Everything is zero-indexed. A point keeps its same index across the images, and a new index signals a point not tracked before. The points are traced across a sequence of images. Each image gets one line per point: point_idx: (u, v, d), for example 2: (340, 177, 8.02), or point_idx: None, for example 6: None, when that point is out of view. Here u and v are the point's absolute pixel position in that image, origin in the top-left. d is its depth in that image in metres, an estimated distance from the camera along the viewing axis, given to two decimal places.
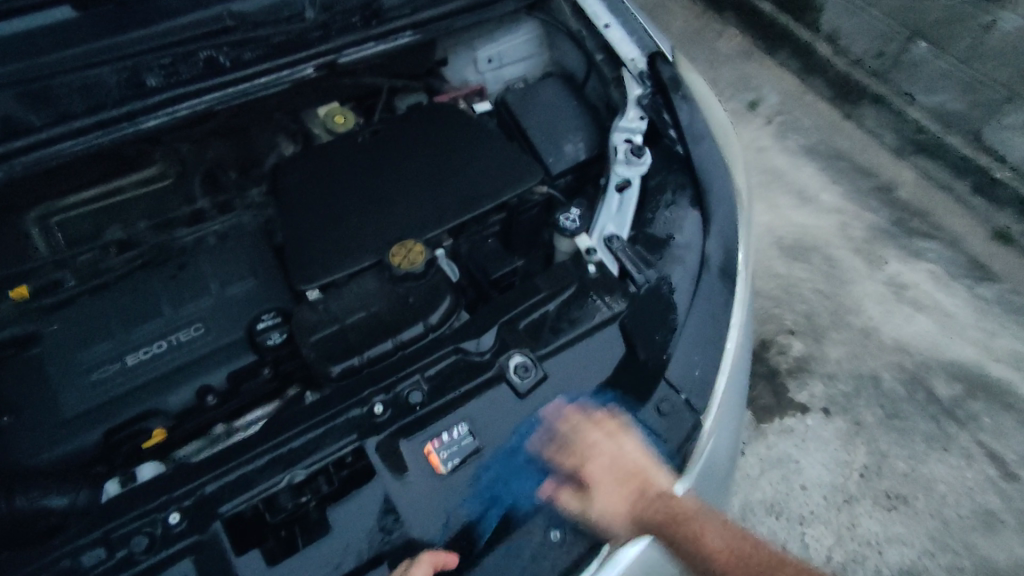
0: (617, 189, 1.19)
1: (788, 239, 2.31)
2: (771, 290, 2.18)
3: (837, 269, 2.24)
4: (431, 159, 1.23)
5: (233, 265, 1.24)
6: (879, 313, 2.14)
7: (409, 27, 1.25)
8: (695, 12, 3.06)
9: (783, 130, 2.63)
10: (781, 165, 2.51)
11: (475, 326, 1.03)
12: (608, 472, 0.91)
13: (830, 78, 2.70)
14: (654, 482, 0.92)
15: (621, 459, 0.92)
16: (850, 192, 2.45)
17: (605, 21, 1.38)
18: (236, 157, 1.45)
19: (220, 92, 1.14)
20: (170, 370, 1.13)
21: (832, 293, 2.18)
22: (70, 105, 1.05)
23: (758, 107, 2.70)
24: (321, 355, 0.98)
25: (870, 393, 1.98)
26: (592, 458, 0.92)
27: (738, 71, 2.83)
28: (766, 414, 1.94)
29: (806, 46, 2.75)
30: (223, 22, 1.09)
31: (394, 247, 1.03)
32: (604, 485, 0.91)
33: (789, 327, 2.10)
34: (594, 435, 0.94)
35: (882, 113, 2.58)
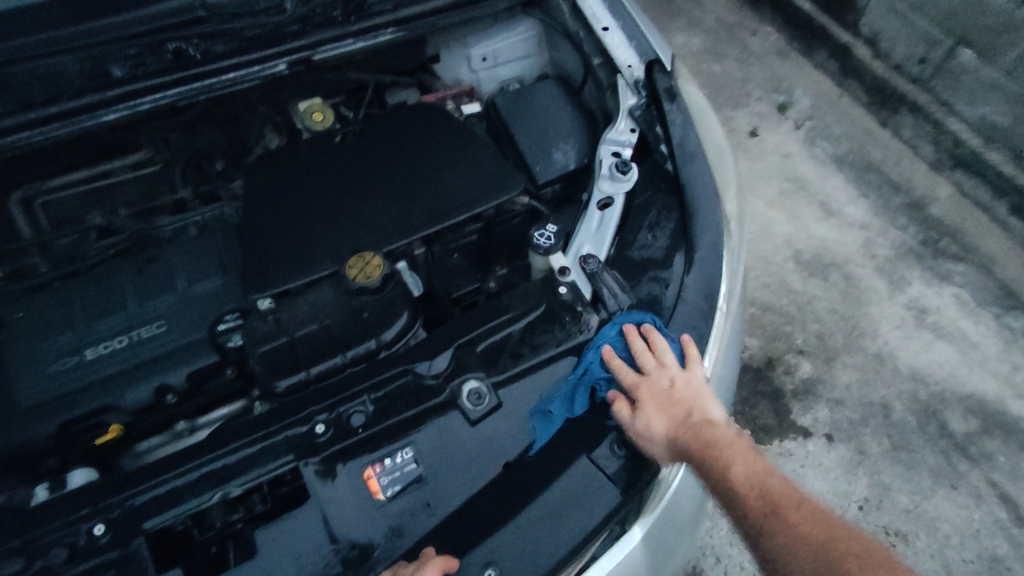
0: (599, 206, 1.13)
1: (806, 253, 2.19)
2: (782, 306, 2.08)
3: (855, 289, 2.13)
4: (407, 166, 1.19)
5: (205, 260, 1.22)
6: (895, 338, 2.03)
7: (391, 24, 1.20)
8: (731, 7, 2.92)
9: (811, 137, 2.49)
10: (806, 175, 2.39)
11: (431, 346, 0.98)
12: (663, 391, 0.91)
13: (867, 83, 2.55)
14: (705, 412, 0.92)
15: (677, 384, 0.92)
16: (878, 207, 2.31)
17: (604, 24, 1.30)
18: (223, 145, 1.41)
19: (183, 86, 1.11)
20: (129, 367, 1.10)
21: (847, 313, 2.08)
22: (31, 93, 1.03)
23: (787, 110, 2.56)
24: (267, 369, 0.96)
25: (878, 422, 1.88)
26: (651, 377, 0.92)
27: (770, 71, 2.69)
28: (765, 435, 1.85)
29: (844, 48, 2.60)
30: (193, 13, 1.04)
31: (351, 259, 0.98)
32: (655, 401, 0.90)
33: (798, 347, 2.00)
34: (652, 357, 0.94)
35: (920, 123, 2.42)
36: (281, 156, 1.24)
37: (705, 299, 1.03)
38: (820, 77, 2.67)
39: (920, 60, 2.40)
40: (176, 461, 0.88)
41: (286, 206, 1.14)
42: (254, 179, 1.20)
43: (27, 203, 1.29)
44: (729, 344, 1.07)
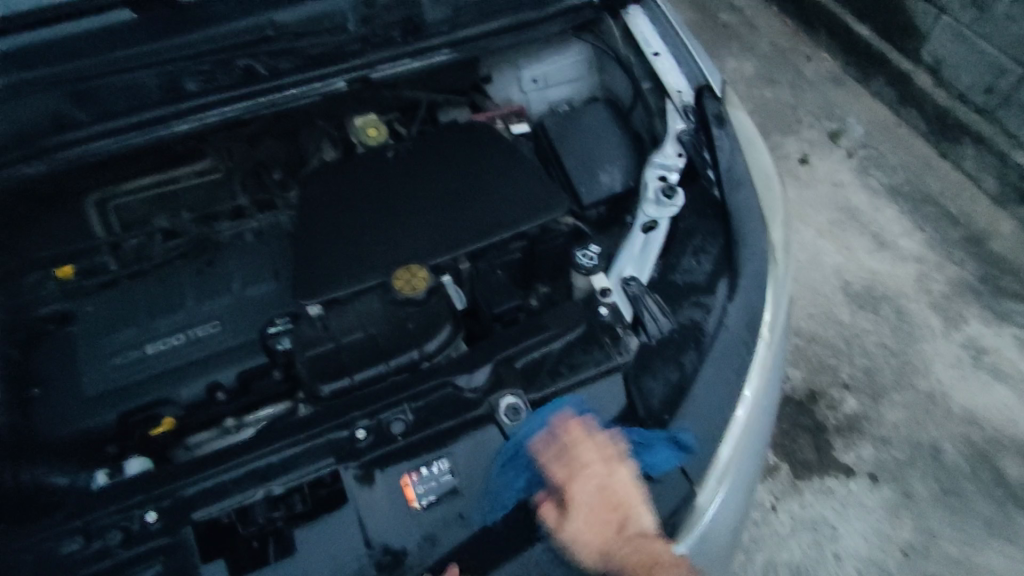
0: (643, 229, 1.13)
1: (855, 284, 2.13)
2: (828, 338, 2.02)
3: (906, 323, 2.06)
4: (454, 183, 1.23)
5: (260, 267, 1.27)
6: (949, 377, 1.96)
7: (446, 46, 1.24)
8: (786, 33, 2.90)
9: (865, 166, 2.44)
10: (858, 204, 2.33)
11: (472, 359, 0.99)
12: (591, 500, 0.82)
13: (926, 113, 2.49)
14: (638, 519, 0.83)
15: (604, 488, 0.83)
16: (934, 241, 2.24)
17: (654, 49, 1.32)
18: (281, 155, 1.48)
19: (249, 102, 1.16)
20: (183, 364, 1.17)
21: (897, 349, 2.00)
22: (112, 103, 1.12)
23: (840, 138, 2.51)
24: (313, 373, 0.98)
25: (927, 464, 1.81)
26: (586, 480, 0.83)
27: (824, 98, 2.65)
28: (805, 470, 1.79)
29: (903, 77, 2.54)
30: (263, 32, 1.14)
31: (399, 269, 1.02)
32: (581, 514, 0.82)
33: (843, 381, 1.94)
34: (587, 454, 0.85)
35: (983, 155, 2.35)
36: (335, 169, 1.29)
37: (746, 326, 1.03)
38: (876, 105, 2.63)
39: (985, 90, 2.32)
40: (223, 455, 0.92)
41: (339, 217, 1.18)
42: (309, 192, 1.25)
43: (103, 204, 1.38)
44: (770, 374, 1.06)
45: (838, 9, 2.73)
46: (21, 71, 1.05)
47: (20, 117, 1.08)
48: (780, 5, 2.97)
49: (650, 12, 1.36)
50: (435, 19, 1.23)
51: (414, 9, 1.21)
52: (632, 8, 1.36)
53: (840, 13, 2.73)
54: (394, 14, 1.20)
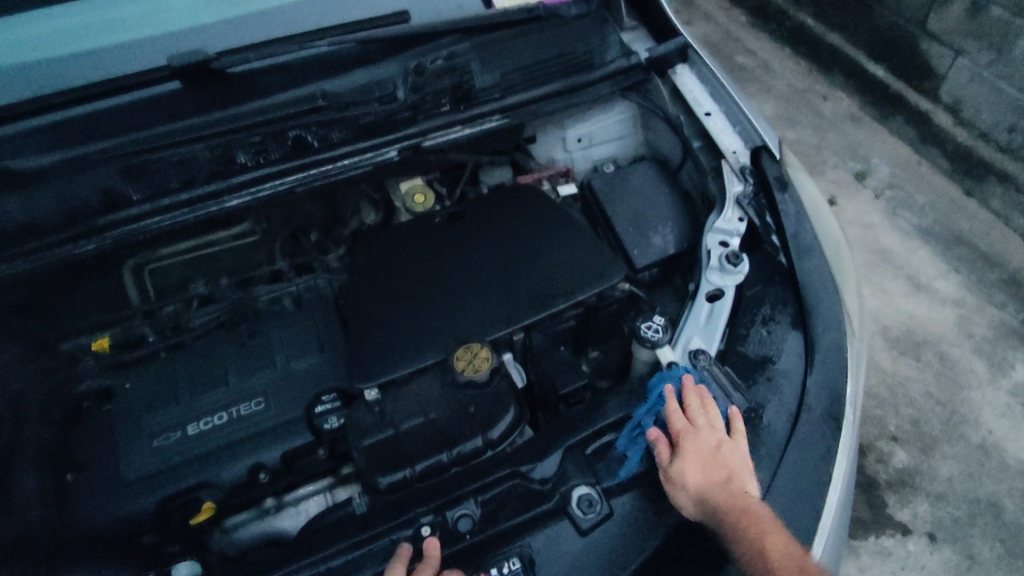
0: (707, 298, 1.08)
1: (895, 330, 2.07)
2: (873, 388, 1.95)
3: (953, 370, 1.98)
4: (505, 250, 1.19)
5: (303, 338, 1.22)
6: (1001, 428, 1.87)
7: (497, 112, 1.22)
8: (801, 71, 2.90)
9: (893, 207, 2.39)
10: (890, 246, 2.28)
11: (537, 447, 0.93)
12: (707, 449, 0.86)
13: (949, 151, 2.47)
14: (745, 483, 0.85)
15: (725, 444, 0.88)
16: (972, 283, 2.18)
17: (706, 108, 1.30)
18: (318, 216, 1.44)
19: (303, 174, 1.13)
20: (227, 444, 1.11)
21: (944, 399, 1.93)
22: (166, 179, 1.10)
23: (866, 179, 2.48)
24: (370, 464, 0.92)
25: (988, 523, 1.71)
26: (701, 431, 0.88)
27: (845, 137, 2.62)
28: (859, 529, 1.70)
29: (923, 116, 2.53)
30: (314, 102, 1.12)
31: (460, 349, 0.96)
32: (693, 457, 0.86)
33: (892, 434, 1.86)
34: (704, 414, 0.90)
35: (1009, 193, 2.33)
36: (379, 235, 1.25)
37: (829, 401, 0.96)
38: (897, 143, 2.60)
39: (1009, 128, 2.32)
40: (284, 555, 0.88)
41: (387, 291, 1.13)
42: (356, 261, 1.21)
43: (139, 269, 1.33)
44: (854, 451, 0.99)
45: (853, 50, 2.75)
46: (69, 146, 1.07)
47: (75, 193, 1.08)
48: (792, 46, 2.98)
49: (699, 71, 1.35)
50: (485, 85, 1.22)
51: (465, 76, 1.20)
52: (679, 67, 1.36)
53: (854, 53, 2.75)
54: (445, 80, 1.19)
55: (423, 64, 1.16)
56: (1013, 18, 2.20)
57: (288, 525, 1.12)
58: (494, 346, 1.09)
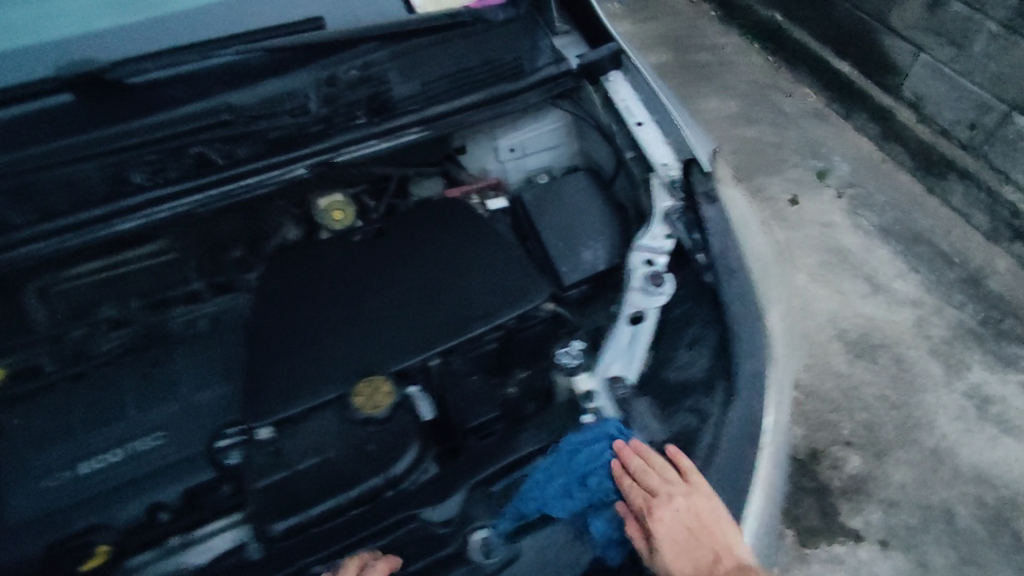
0: (630, 321, 1.03)
1: (851, 332, 2.05)
2: (827, 393, 1.93)
3: (908, 373, 1.97)
4: (424, 270, 1.13)
5: (207, 365, 1.20)
6: (955, 431, 1.86)
7: (416, 123, 1.14)
8: (765, 68, 2.89)
9: (853, 206, 2.37)
10: (852, 246, 2.26)
11: (439, 485, 0.89)
12: (679, 534, 0.81)
13: (912, 148, 2.44)
14: (731, 548, 0.81)
15: (695, 512, 0.83)
16: (930, 283, 2.17)
17: (638, 118, 1.23)
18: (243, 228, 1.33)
19: (202, 195, 1.05)
20: (123, 482, 1.05)
21: (899, 402, 1.91)
22: (56, 202, 1.02)
23: (827, 177, 2.46)
24: (263, 509, 0.86)
25: (939, 530, 1.70)
26: (665, 504, 0.82)
27: (807, 135, 2.61)
28: (812, 537, 1.68)
29: (884, 112, 2.51)
30: (214, 117, 1.04)
31: (360, 383, 0.92)
32: (673, 552, 0.80)
33: (846, 439, 1.84)
34: (657, 477, 0.84)
35: (971, 191, 2.31)
36: (294, 255, 1.17)
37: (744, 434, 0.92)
38: (861, 141, 2.58)
39: (969, 125, 2.31)
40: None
41: (294, 318, 1.06)
42: (264, 284, 1.13)
43: (42, 290, 1.22)
44: (777, 480, 0.95)
45: (817, 44, 2.75)
46: None
47: None
48: (759, 41, 2.98)
49: (634, 79, 1.27)
50: (405, 94, 1.15)
51: (382, 86, 1.13)
52: (612, 73, 1.28)
53: (818, 48, 2.74)
54: (360, 91, 1.12)
55: (335, 74, 1.10)
56: (972, 13, 2.19)
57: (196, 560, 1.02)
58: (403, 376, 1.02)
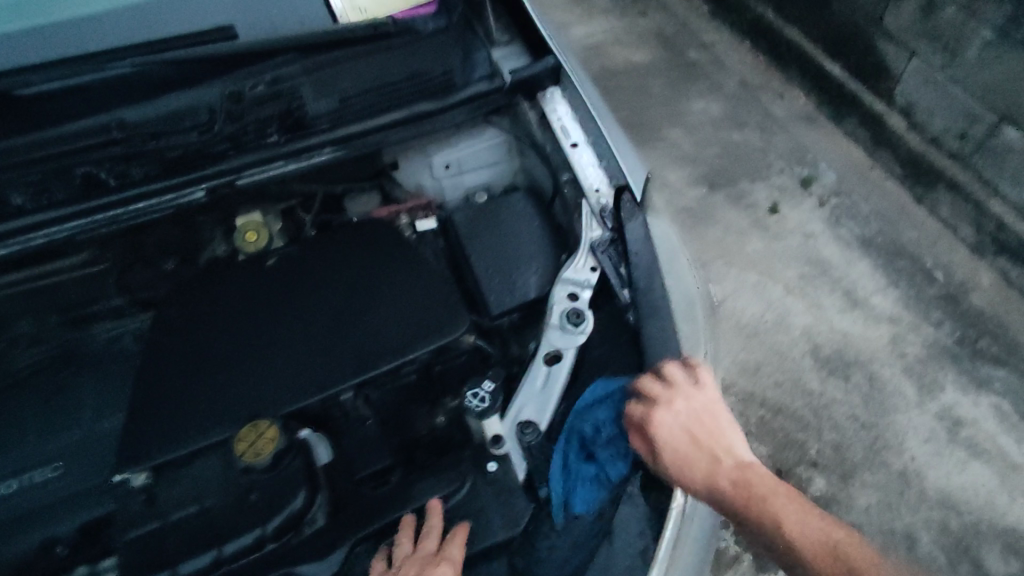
0: (545, 361, 0.98)
1: (825, 348, 1.89)
2: (796, 410, 1.79)
3: (880, 392, 1.81)
4: (335, 300, 1.07)
5: (117, 392, 1.15)
6: (925, 454, 1.72)
7: (327, 143, 1.10)
8: (757, 66, 2.71)
9: (836, 215, 2.20)
10: (830, 257, 2.10)
11: (324, 541, 0.84)
12: (682, 437, 0.87)
13: (900, 155, 2.27)
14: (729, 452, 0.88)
15: (698, 415, 0.88)
16: (908, 298, 2.00)
17: (572, 138, 1.17)
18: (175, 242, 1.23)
19: (87, 220, 1.01)
20: (15, 516, 1.00)
21: (869, 423, 1.77)
22: None
23: (812, 184, 2.28)
24: (126, 567, 0.83)
25: (902, 558, 1.56)
26: (670, 410, 0.88)
27: (794, 141, 2.42)
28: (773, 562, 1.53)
29: (877, 117, 2.33)
30: (107, 134, 0.99)
31: (243, 430, 0.87)
32: (677, 454, 0.86)
33: (812, 459, 1.71)
34: (661, 385, 0.90)
35: (958, 203, 2.14)
36: (208, 278, 1.14)
37: None
38: (852, 148, 2.41)
39: (959, 135, 2.12)
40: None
41: (192, 351, 1.02)
42: (167, 312, 1.10)
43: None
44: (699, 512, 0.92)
45: (807, 45, 2.56)
46: None
47: None
48: (751, 39, 2.78)
49: (570, 96, 1.21)
50: (319, 112, 1.10)
51: (294, 102, 1.08)
52: (550, 90, 1.22)
53: (810, 50, 2.54)
54: (269, 108, 1.07)
55: (241, 89, 1.03)
56: (968, 17, 1.97)
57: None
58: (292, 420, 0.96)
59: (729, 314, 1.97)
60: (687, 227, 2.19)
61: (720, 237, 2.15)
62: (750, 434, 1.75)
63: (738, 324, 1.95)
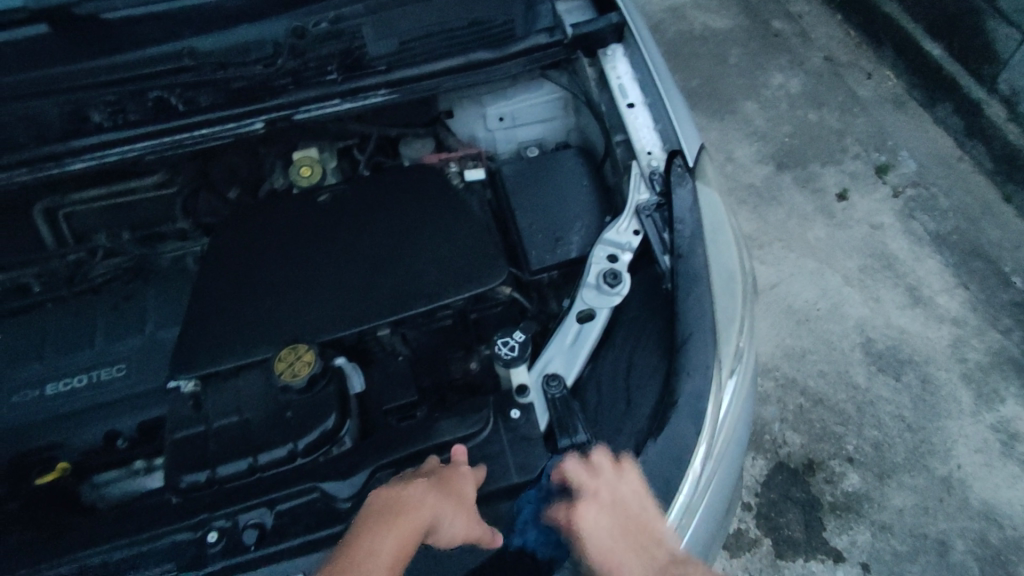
0: (578, 318, 1.00)
1: (878, 344, 1.81)
2: (837, 402, 1.72)
3: (932, 395, 1.73)
4: (376, 241, 1.10)
5: (175, 307, 1.22)
6: (972, 463, 1.63)
7: (382, 86, 1.12)
8: (848, 41, 2.53)
9: (910, 208, 2.07)
10: (898, 252, 1.98)
11: (347, 462, 0.90)
12: (610, 528, 0.77)
13: (996, 148, 2.12)
14: (661, 540, 0.79)
15: (629, 504, 0.80)
16: (979, 302, 1.88)
17: (630, 99, 1.15)
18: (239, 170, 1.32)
19: (151, 141, 1.08)
20: (83, 408, 1.10)
21: (915, 425, 1.69)
22: (15, 134, 1.06)
23: (887, 173, 2.15)
24: (173, 463, 0.91)
25: (929, 563, 1.51)
26: (596, 497, 0.79)
27: (876, 123, 2.27)
28: (790, 549, 1.54)
29: (973, 106, 2.18)
30: (179, 61, 1.06)
31: (283, 351, 0.94)
32: (606, 548, 0.76)
33: (848, 454, 1.65)
34: (587, 472, 0.82)
35: None
36: (263, 209, 1.20)
37: (671, 467, 0.85)
38: (940, 135, 2.24)
39: None
40: (87, 529, 0.90)
41: (241, 277, 1.09)
42: (220, 240, 1.16)
43: (53, 212, 1.25)
44: (714, 484, 0.92)
45: (907, 22, 2.37)
46: None
47: None
48: (844, 13, 2.59)
49: (632, 54, 1.19)
50: (378, 53, 1.12)
51: (355, 41, 1.10)
52: (612, 47, 1.21)
53: (909, 27, 2.36)
54: (331, 46, 1.10)
55: (304, 25, 1.08)
56: None
57: (157, 485, 1.04)
58: (327, 348, 1.00)
59: (779, 298, 1.90)
60: (747, 206, 2.11)
61: (782, 220, 2.06)
62: (785, 421, 1.70)
63: (787, 309, 1.88)
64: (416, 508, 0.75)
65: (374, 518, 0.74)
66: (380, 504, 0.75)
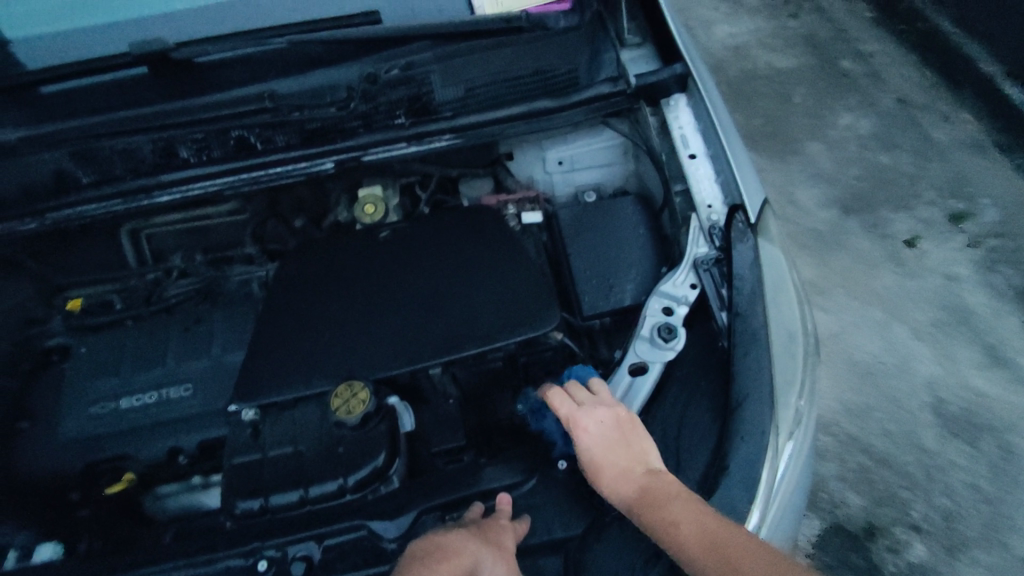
0: (630, 371, 0.99)
1: (951, 406, 1.70)
2: (904, 465, 1.62)
3: (1013, 465, 1.60)
4: (433, 280, 1.12)
5: (240, 330, 1.27)
6: None
7: (447, 131, 1.16)
8: (926, 80, 2.43)
9: (991, 259, 1.95)
10: (976, 307, 1.86)
11: (395, 503, 0.91)
12: (598, 439, 0.86)
13: None
14: (645, 453, 0.85)
15: (614, 425, 0.87)
16: None
17: (691, 150, 1.14)
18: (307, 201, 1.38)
19: (229, 178, 1.15)
20: (149, 424, 1.16)
21: (992, 497, 1.57)
22: (112, 167, 1.15)
23: (965, 222, 2.03)
24: (230, 488, 0.95)
25: None
26: (587, 413, 0.87)
27: (954, 168, 2.17)
28: None
29: None
30: (262, 103, 1.12)
31: (339, 387, 0.95)
32: (589, 452, 0.85)
33: (915, 522, 1.54)
34: (585, 394, 0.90)
35: None
36: (328, 243, 1.25)
37: None
38: None
39: None
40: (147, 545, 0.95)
41: (303, 309, 1.13)
42: (286, 270, 1.21)
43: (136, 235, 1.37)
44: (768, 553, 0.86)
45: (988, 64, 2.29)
46: (41, 124, 1.14)
47: (29, 176, 1.15)
48: (921, 52, 2.49)
49: (695, 103, 1.17)
50: (444, 99, 1.17)
51: (423, 87, 1.16)
52: (676, 96, 1.19)
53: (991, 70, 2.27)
54: (400, 91, 1.15)
55: (377, 72, 1.14)
56: None
57: (215, 502, 1.12)
58: (382, 386, 1.01)
59: (841, 350, 1.81)
60: (809, 251, 2.02)
61: (847, 267, 1.97)
62: (845, 480, 1.61)
63: (850, 362, 1.79)
64: (459, 555, 0.75)
65: (417, 562, 0.73)
66: (422, 549, 0.76)
